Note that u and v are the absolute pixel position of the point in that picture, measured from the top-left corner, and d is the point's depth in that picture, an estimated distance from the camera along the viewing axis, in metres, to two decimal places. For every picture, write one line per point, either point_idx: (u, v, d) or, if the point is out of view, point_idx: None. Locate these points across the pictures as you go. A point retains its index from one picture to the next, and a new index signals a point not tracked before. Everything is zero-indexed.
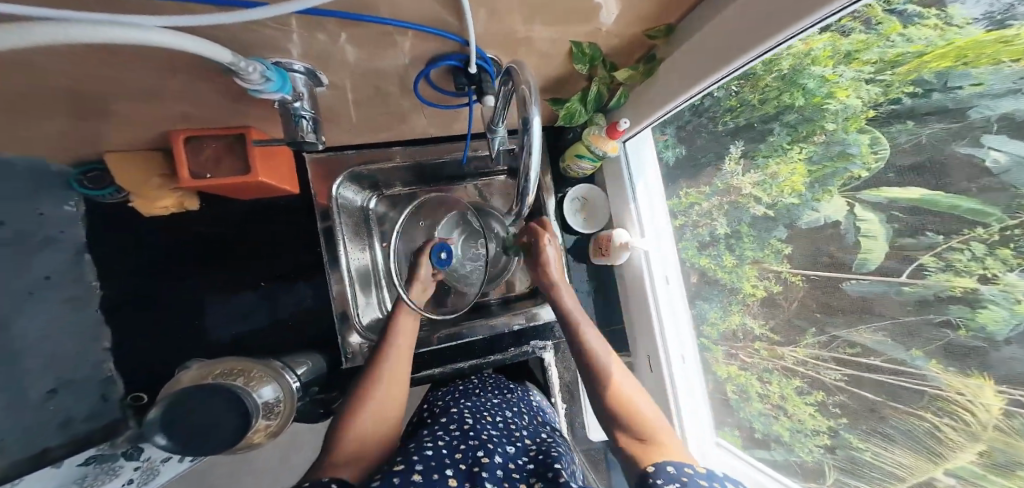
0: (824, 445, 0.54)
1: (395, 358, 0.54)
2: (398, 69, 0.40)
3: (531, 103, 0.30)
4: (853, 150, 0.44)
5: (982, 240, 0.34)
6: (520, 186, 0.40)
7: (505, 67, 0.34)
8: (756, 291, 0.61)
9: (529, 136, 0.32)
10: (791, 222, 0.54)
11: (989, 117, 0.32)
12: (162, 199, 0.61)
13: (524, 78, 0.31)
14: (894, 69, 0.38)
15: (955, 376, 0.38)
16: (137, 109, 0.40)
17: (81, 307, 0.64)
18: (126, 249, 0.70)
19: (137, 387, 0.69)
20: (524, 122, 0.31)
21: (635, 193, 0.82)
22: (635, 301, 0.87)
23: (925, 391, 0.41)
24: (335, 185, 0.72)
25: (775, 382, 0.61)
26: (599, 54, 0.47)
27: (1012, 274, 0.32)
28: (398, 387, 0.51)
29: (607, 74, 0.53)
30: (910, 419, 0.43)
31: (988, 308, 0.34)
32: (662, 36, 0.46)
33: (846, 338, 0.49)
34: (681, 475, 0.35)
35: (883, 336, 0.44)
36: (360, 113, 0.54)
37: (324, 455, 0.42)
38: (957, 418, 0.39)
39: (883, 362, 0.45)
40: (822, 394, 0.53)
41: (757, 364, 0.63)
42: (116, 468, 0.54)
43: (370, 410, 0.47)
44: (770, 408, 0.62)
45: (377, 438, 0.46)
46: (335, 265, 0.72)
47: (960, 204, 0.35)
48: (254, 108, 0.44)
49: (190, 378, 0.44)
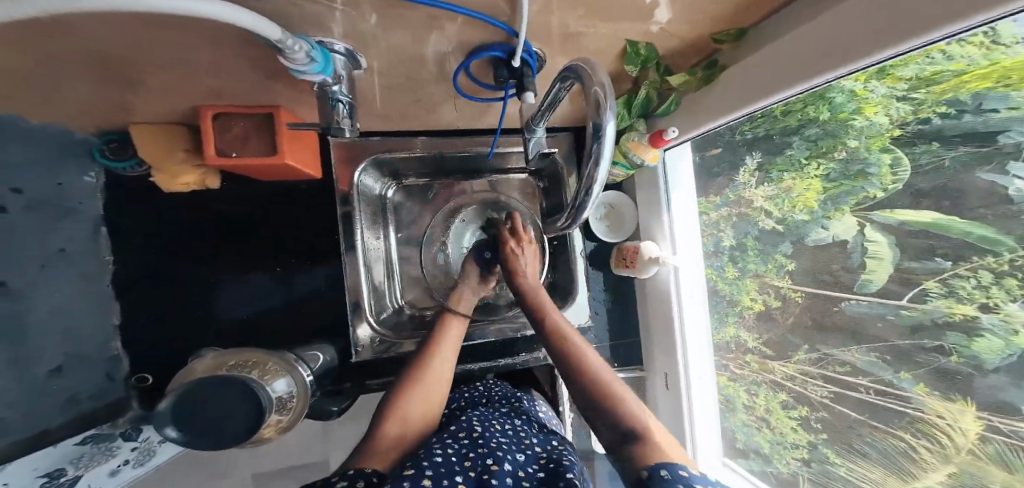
0: (802, 457, 0.61)
1: (438, 359, 0.60)
2: (438, 57, 0.39)
3: (606, 108, 0.30)
4: (872, 169, 0.47)
5: (990, 270, 0.37)
6: (577, 204, 0.39)
7: (570, 65, 0.33)
8: (753, 304, 0.68)
9: (600, 144, 0.31)
10: (799, 238, 0.59)
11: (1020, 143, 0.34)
12: (184, 176, 0.60)
13: (597, 78, 0.30)
14: (929, 87, 0.39)
15: (940, 400, 0.43)
16: (169, 81, 0.39)
17: (95, 281, 0.63)
18: (143, 225, 0.69)
19: (142, 368, 0.69)
20: (596, 128, 0.31)
21: (669, 205, 0.80)
22: (654, 313, 0.86)
23: (908, 413, 0.46)
24: (357, 170, 0.71)
25: (762, 395, 0.67)
26: (654, 55, 0.46)
27: (1013, 304, 0.35)
28: (438, 385, 0.57)
29: (658, 78, 0.53)
30: (888, 439, 0.49)
31: (985, 337, 0.38)
32: (730, 40, 0.44)
33: (838, 357, 0.55)
34: (676, 480, 0.30)
35: (872, 357, 0.50)
36: (391, 101, 0.53)
37: (370, 436, 0.48)
38: (933, 440, 0.44)
39: (870, 382, 0.50)
40: (806, 409, 0.60)
41: (747, 376, 0.70)
42: (113, 448, 0.57)
43: (412, 402, 0.53)
44: (754, 420, 0.69)
45: (415, 430, 0.51)
46: (352, 251, 0.72)
47: (974, 230, 0.38)
48: (285, 87, 0.43)
49: (204, 368, 0.43)
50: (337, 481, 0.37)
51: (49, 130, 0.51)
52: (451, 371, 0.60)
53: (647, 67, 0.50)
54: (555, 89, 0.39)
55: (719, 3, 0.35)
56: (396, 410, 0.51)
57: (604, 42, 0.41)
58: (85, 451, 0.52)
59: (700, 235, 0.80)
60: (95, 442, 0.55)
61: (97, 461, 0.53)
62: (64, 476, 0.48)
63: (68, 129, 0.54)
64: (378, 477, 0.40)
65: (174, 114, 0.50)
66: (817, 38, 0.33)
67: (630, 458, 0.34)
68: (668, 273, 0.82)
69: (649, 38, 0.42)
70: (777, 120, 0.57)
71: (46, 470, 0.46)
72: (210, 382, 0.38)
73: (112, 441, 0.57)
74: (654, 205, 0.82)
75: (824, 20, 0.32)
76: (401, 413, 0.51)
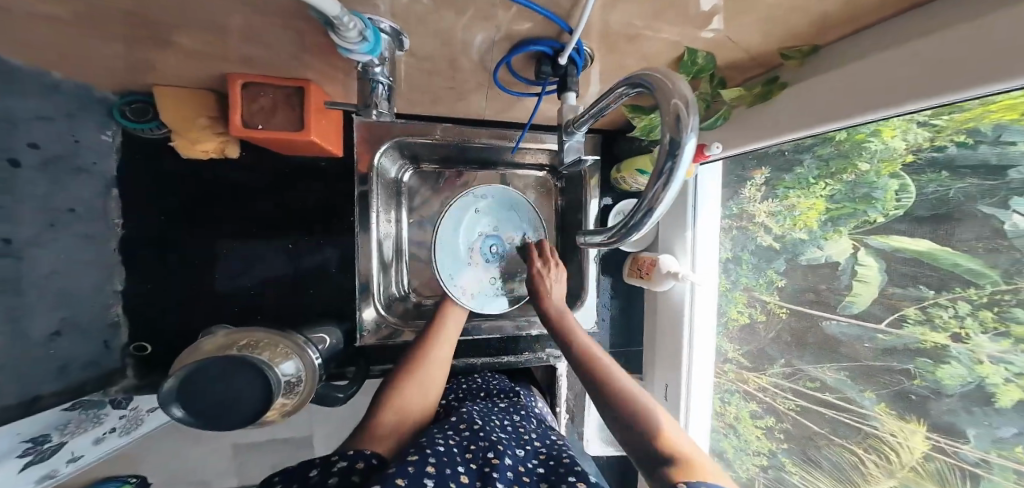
0: (761, 464, 0.68)
1: (443, 351, 0.60)
2: (485, 45, 0.39)
3: (688, 128, 0.26)
4: (878, 194, 0.49)
5: (969, 301, 0.40)
6: (627, 222, 0.35)
7: (642, 76, 0.30)
8: (740, 317, 0.73)
9: (673, 164, 0.27)
10: (793, 255, 0.63)
11: None
12: (205, 142, 0.57)
13: (676, 92, 0.27)
14: (953, 114, 0.36)
15: (895, 419, 0.48)
16: (206, 45, 0.37)
17: (103, 244, 0.62)
18: (156, 190, 0.67)
19: (139, 337, 0.68)
20: (671, 145, 0.27)
21: (694, 223, 0.78)
22: (665, 326, 0.85)
23: (863, 429, 0.52)
24: (378, 151, 0.71)
25: (733, 403, 0.74)
26: (711, 65, 0.45)
27: (983, 335, 0.38)
28: (439, 377, 0.58)
29: (711, 89, 0.51)
30: (843, 452, 0.55)
31: (952, 364, 0.42)
32: (798, 57, 0.42)
33: (808, 373, 0.60)
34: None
35: (842, 376, 0.55)
36: (424, 85, 0.53)
37: (366, 424, 0.48)
38: (883, 456, 0.50)
39: (835, 398, 0.56)
40: (772, 419, 0.67)
41: (724, 384, 0.77)
42: (101, 415, 0.58)
43: (413, 391, 0.53)
44: (723, 426, 0.77)
45: (413, 421, 0.51)
46: (366, 230, 0.72)
47: (964, 264, 0.40)
48: (317, 61, 0.42)
49: (213, 345, 0.43)
50: (337, 462, 0.38)
51: (68, 84, 0.49)
52: (451, 362, 0.60)
53: (700, 78, 0.49)
54: (602, 104, 0.38)
55: (780, 20, 0.35)
56: (396, 397, 0.51)
57: (654, 46, 0.40)
58: (72, 417, 0.52)
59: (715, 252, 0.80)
60: (82, 409, 0.55)
61: (84, 428, 0.53)
62: (48, 443, 0.47)
63: (89, 84, 0.52)
64: (377, 459, 0.40)
65: (201, 79, 0.48)
66: (879, 71, 0.33)
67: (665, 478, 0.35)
68: (685, 290, 0.79)
69: (708, 48, 0.41)
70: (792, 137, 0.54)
71: (30, 435, 0.45)
72: (219, 364, 0.38)
73: (100, 408, 0.58)
74: (678, 222, 0.80)
75: (894, 56, 0.31)
76: (401, 401, 0.51)
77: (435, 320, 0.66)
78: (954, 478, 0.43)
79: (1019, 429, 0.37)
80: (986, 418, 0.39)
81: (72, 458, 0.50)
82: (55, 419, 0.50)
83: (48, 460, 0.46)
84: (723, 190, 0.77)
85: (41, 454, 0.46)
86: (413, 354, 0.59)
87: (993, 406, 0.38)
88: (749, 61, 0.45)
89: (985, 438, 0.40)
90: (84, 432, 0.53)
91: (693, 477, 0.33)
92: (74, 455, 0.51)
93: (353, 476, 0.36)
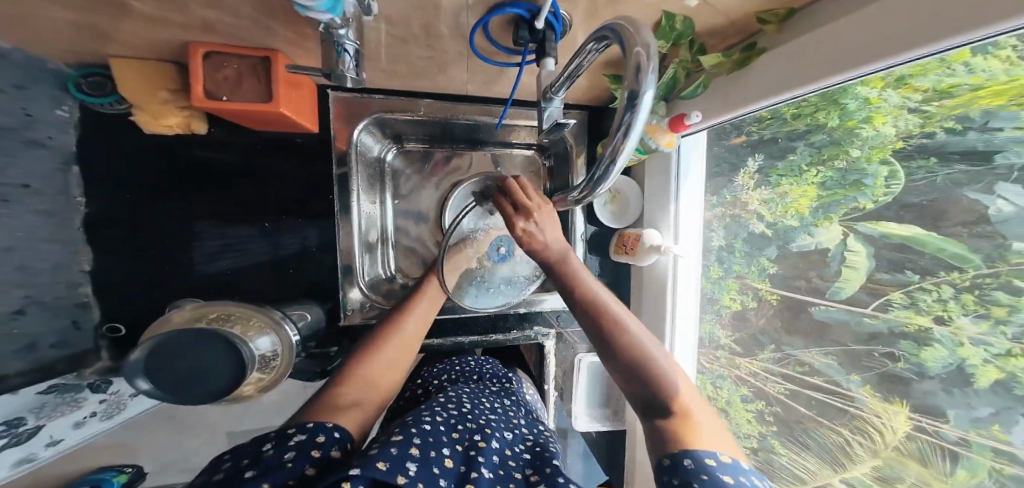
0: (752, 446, 0.70)
1: (413, 326, 0.58)
2: (456, 6, 0.38)
3: (648, 71, 0.25)
4: (868, 181, 0.49)
5: (953, 284, 0.40)
6: (595, 175, 0.35)
7: (605, 25, 0.30)
8: (732, 303, 0.74)
9: (632, 115, 0.27)
10: (784, 243, 0.63)
11: (1014, 165, 0.35)
12: (169, 117, 0.56)
13: (641, 39, 0.26)
14: (942, 101, 0.39)
15: (880, 401, 0.49)
16: (159, 10, 0.35)
17: (64, 221, 0.59)
18: (119, 168, 0.65)
19: (114, 318, 0.66)
20: (630, 97, 0.27)
21: (676, 196, 0.79)
22: (650, 304, 0.87)
23: (849, 411, 0.53)
24: (357, 128, 0.70)
25: (725, 388, 0.76)
26: (689, 31, 0.45)
27: (965, 317, 0.39)
28: (409, 356, 0.56)
29: (688, 57, 0.50)
30: (831, 434, 0.56)
31: (933, 346, 0.42)
32: (775, 21, 0.42)
33: (798, 358, 0.61)
34: (701, 470, 0.31)
35: (829, 360, 0.56)
36: (400, 55, 0.51)
37: (327, 395, 0.45)
38: (866, 435, 0.51)
39: (823, 382, 0.57)
40: (762, 403, 0.68)
41: (715, 370, 0.78)
42: (79, 400, 0.58)
43: (380, 369, 0.51)
44: (715, 410, 0.78)
45: (377, 394, 0.48)
46: (347, 214, 0.73)
47: (949, 248, 0.40)
48: (281, 27, 0.41)
49: (182, 317, 0.43)
50: (295, 435, 0.36)
51: (17, 53, 0.46)
52: (422, 342, 0.58)
53: (680, 44, 0.48)
54: (575, 64, 0.38)
55: None
56: (360, 374, 0.48)
57: (636, 9, 0.40)
58: (48, 400, 0.53)
59: (705, 237, 0.80)
60: (58, 392, 0.55)
61: (62, 412, 0.54)
62: (23, 426, 0.48)
63: (42, 54, 0.49)
64: (341, 433, 0.39)
65: (165, 49, 0.46)
66: (856, 29, 0.33)
67: (663, 441, 0.37)
68: (668, 263, 0.81)
69: (687, 12, 0.41)
70: (785, 123, 0.57)
71: (4, 418, 0.46)
72: (177, 337, 0.37)
73: (78, 392, 0.58)
74: (662, 194, 0.81)
75: (872, 10, 0.31)
76: (367, 378, 0.49)
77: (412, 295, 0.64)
78: (936, 458, 0.44)
79: (997, 409, 0.37)
80: (964, 398, 0.40)
81: (51, 442, 0.53)
82: (30, 402, 0.50)
83: (24, 444, 0.48)
84: (711, 181, 0.77)
85: (15, 437, 0.47)
86: (384, 328, 0.57)
87: (971, 386, 0.39)
88: (729, 28, 0.45)
89: (964, 418, 0.40)
90: (62, 416, 0.54)
91: (686, 447, 0.34)
92: (52, 439, 0.53)
93: (312, 451, 0.35)
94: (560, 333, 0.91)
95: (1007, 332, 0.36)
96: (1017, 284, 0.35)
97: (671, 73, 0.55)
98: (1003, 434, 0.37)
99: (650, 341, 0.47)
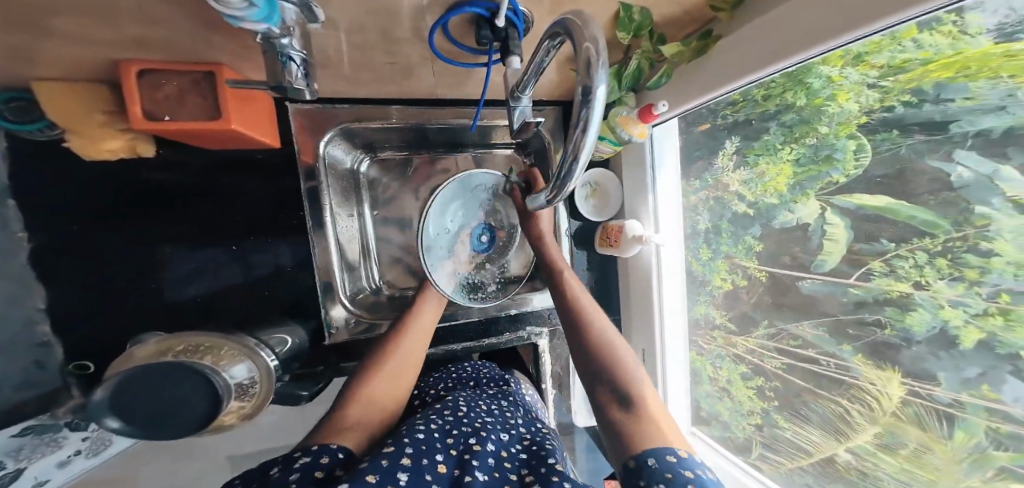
0: (755, 423, 0.71)
1: (411, 341, 0.60)
2: (410, 9, 0.37)
3: (598, 67, 0.25)
4: (839, 155, 0.49)
5: (926, 250, 0.41)
6: (559, 175, 0.35)
7: (557, 23, 0.29)
8: (724, 284, 0.74)
9: (588, 111, 0.27)
10: (767, 220, 0.63)
11: (967, 133, 0.37)
12: (112, 141, 0.54)
13: (588, 35, 0.26)
14: (897, 76, 0.40)
15: (872, 368, 0.50)
16: (79, 29, 0.33)
17: (12, 258, 0.56)
18: (61, 196, 0.62)
19: (81, 355, 0.64)
20: (584, 93, 0.26)
21: (654, 186, 0.81)
22: (637, 293, 0.88)
23: (846, 380, 0.54)
24: (323, 140, 0.68)
25: (724, 368, 0.77)
26: (647, 22, 0.45)
27: (943, 280, 0.40)
28: (412, 365, 0.57)
29: (652, 47, 0.51)
30: (829, 404, 0.57)
31: (916, 311, 0.43)
32: (727, 9, 0.43)
33: (790, 332, 0.62)
34: (664, 470, 0.32)
35: (820, 332, 0.57)
36: (362, 61, 0.49)
37: (331, 418, 0.44)
38: (864, 403, 0.52)
39: (817, 354, 0.58)
40: (762, 379, 0.68)
41: (713, 350, 0.79)
42: (60, 439, 0.55)
43: (380, 387, 0.51)
44: (717, 390, 0.79)
45: (379, 413, 0.48)
46: (321, 229, 0.71)
47: (916, 215, 0.42)
48: (222, 39, 0.39)
49: (145, 353, 0.40)
50: (300, 457, 0.35)
51: None
52: (423, 355, 0.60)
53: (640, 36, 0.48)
54: (538, 59, 0.37)
55: None
56: (361, 394, 0.49)
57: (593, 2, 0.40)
58: (26, 442, 0.49)
59: (688, 222, 0.81)
60: (37, 432, 0.51)
61: (42, 453, 0.52)
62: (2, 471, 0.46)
63: None
64: (344, 453, 0.38)
65: (100, 68, 0.43)
66: (805, 9, 0.33)
67: (623, 449, 0.37)
68: (651, 252, 0.83)
69: (643, 3, 0.41)
70: (756, 104, 0.58)
71: None
72: (143, 373, 0.35)
73: (57, 431, 0.54)
74: (640, 184, 0.82)
75: None
76: (367, 397, 0.48)
77: (410, 308, 0.67)
78: (932, 420, 0.45)
79: (983, 369, 0.39)
80: (952, 361, 0.41)
81: (35, 483, 0.52)
82: (6, 446, 0.47)
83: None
84: (696, 164, 0.77)
85: None
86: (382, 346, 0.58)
87: (957, 348, 0.41)
88: (684, 16, 0.46)
89: (954, 380, 0.42)
90: (44, 457, 0.52)
91: (646, 448, 0.35)
92: (37, 481, 0.52)
93: (316, 471, 0.33)
94: (551, 330, 0.91)
95: (981, 292, 0.37)
96: (984, 246, 0.36)
97: (635, 64, 0.55)
98: (993, 393, 0.38)
99: (617, 338, 0.51)
